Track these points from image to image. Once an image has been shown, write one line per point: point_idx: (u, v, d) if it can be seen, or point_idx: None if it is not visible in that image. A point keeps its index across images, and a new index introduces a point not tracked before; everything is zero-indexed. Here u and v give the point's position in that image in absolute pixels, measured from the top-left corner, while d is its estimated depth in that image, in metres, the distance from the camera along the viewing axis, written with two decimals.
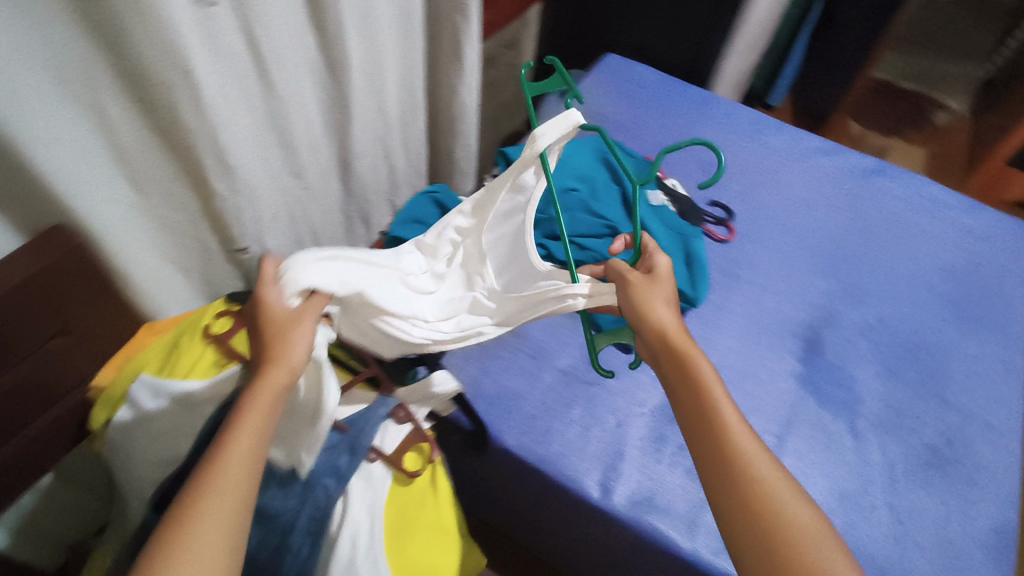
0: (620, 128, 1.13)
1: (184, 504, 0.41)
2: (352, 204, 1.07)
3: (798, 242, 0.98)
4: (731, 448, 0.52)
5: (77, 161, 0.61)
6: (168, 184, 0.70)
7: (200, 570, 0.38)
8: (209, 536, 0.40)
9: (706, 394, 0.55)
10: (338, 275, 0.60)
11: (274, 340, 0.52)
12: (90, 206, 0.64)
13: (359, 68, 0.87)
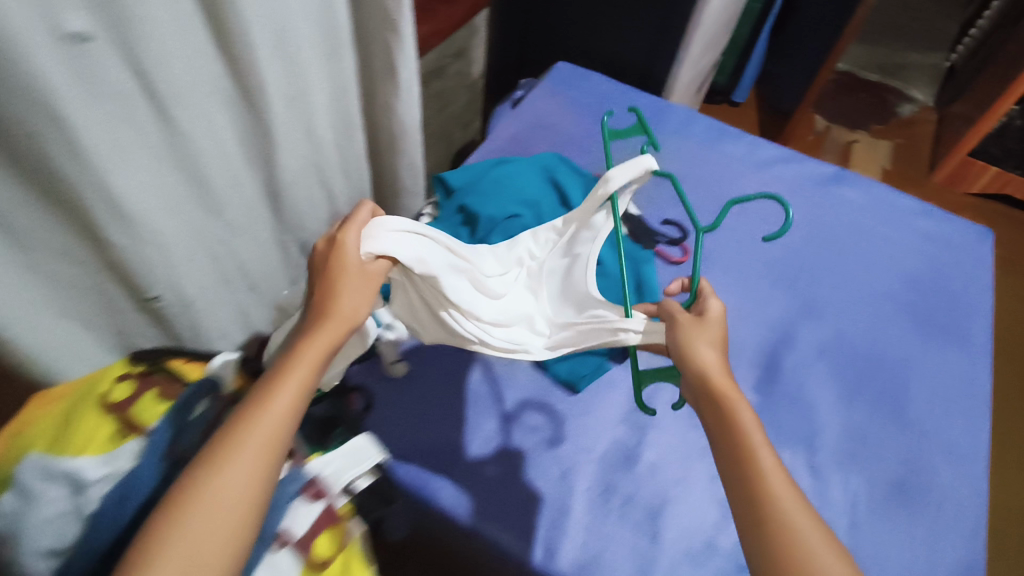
0: (569, 141, 1.06)
1: (226, 438, 0.47)
2: (287, 234, 0.98)
3: (756, 258, 0.92)
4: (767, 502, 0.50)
5: None
6: (59, 240, 0.63)
7: (243, 471, 0.46)
8: (256, 446, 0.47)
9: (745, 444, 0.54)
10: (416, 252, 0.65)
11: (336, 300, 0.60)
12: None
13: (279, 93, 0.80)
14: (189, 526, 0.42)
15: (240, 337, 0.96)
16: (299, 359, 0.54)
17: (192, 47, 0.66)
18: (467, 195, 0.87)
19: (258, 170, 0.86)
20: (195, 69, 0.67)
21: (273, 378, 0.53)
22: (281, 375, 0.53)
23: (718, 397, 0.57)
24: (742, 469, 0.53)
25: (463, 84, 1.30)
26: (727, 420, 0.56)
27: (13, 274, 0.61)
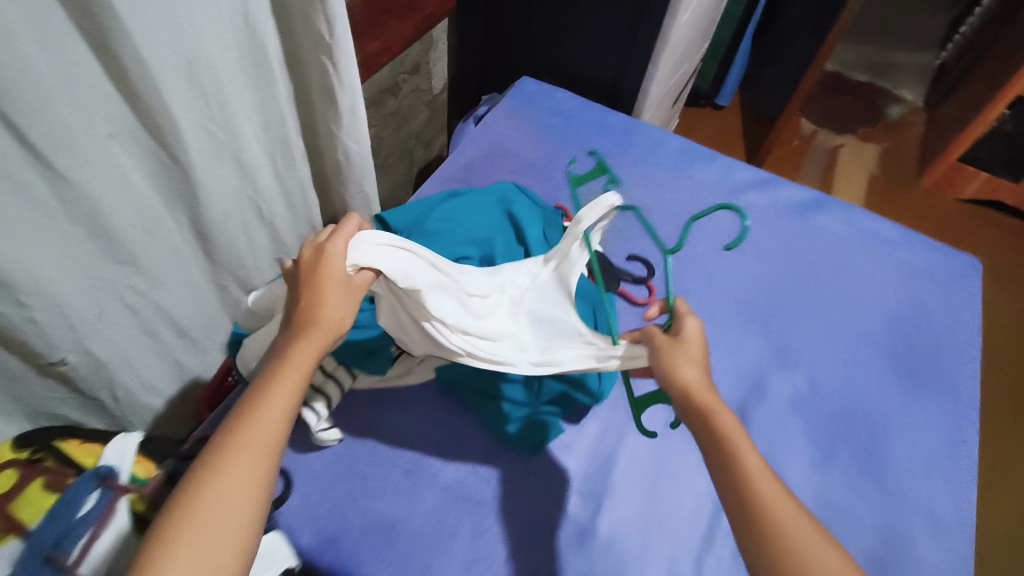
0: (529, 167, 0.99)
1: (220, 448, 0.46)
2: (222, 274, 0.90)
3: (726, 299, 0.85)
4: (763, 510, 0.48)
5: None
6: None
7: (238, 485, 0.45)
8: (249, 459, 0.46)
9: (733, 452, 0.50)
10: (403, 267, 0.62)
11: (320, 296, 0.56)
12: None
13: (193, 125, 0.72)
14: (193, 538, 0.42)
15: (173, 387, 0.88)
16: (289, 360, 0.53)
17: (75, 89, 0.58)
18: (409, 237, 0.80)
19: (179, 211, 0.78)
20: (82, 111, 0.60)
21: (264, 382, 0.51)
22: (271, 380, 0.51)
23: (700, 404, 0.54)
24: (734, 480, 0.49)
25: (422, 101, 1.22)
26: (711, 426, 0.52)
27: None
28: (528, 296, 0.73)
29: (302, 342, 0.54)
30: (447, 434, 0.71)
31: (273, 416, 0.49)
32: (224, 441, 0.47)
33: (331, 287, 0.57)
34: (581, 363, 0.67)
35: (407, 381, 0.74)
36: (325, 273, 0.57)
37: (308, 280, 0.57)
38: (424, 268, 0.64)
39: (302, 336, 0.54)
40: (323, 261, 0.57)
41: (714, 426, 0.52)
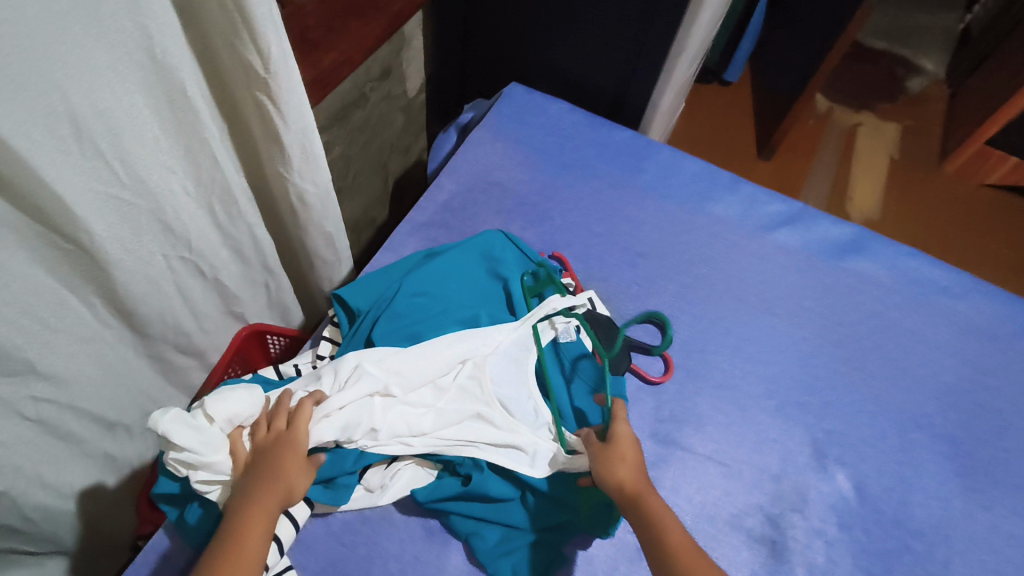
0: (521, 205, 0.84)
1: None
2: (155, 346, 0.75)
3: (753, 376, 0.73)
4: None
5: None
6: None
7: None
8: None
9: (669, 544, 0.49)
10: (347, 415, 0.57)
11: (284, 462, 0.52)
12: None
13: (89, 193, 0.55)
14: None
15: (108, 480, 0.75)
16: (248, 524, 0.48)
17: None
18: (375, 319, 0.66)
19: (90, 293, 0.63)
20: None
21: (218, 554, 0.46)
22: (230, 551, 0.46)
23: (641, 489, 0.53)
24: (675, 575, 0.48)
25: (396, 107, 1.05)
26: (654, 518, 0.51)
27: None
28: (491, 364, 0.65)
29: (262, 504, 0.49)
30: (428, 571, 0.59)
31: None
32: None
33: (297, 457, 0.53)
34: (539, 450, 0.62)
35: (375, 503, 0.60)
36: (292, 440, 0.53)
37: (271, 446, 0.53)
38: (366, 400, 0.59)
39: (262, 496, 0.49)
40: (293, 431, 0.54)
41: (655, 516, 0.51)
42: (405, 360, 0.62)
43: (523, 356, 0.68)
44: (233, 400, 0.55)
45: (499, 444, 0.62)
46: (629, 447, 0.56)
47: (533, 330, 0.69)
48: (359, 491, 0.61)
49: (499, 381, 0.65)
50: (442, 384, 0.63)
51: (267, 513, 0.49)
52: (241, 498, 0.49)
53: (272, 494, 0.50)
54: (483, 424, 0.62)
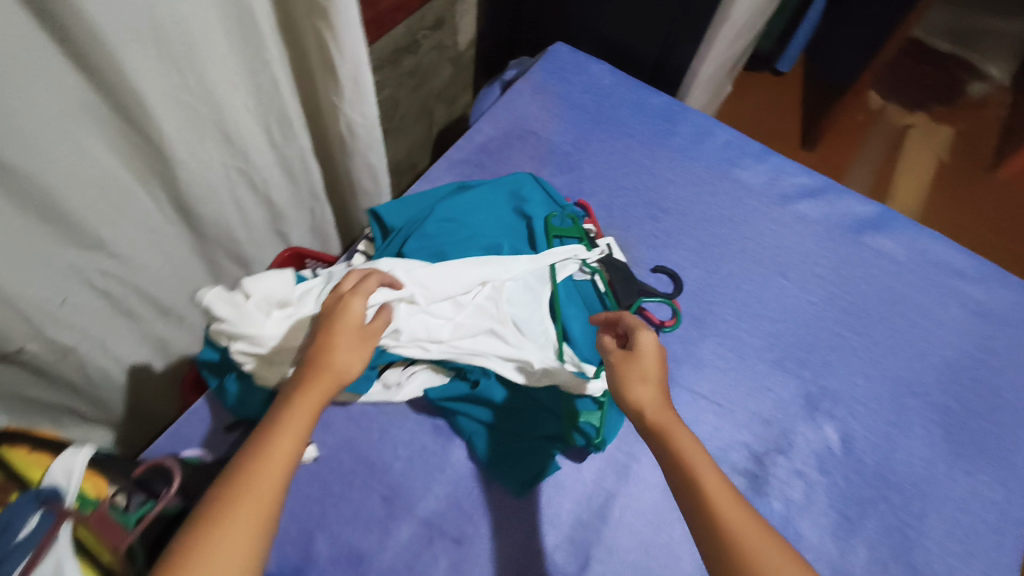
0: (553, 154, 0.88)
1: (228, 482, 0.43)
2: (210, 248, 0.83)
3: (757, 330, 0.77)
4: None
5: None
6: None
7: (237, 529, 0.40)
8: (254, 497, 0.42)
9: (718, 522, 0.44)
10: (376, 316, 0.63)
11: (337, 338, 0.53)
12: None
13: (166, 99, 0.63)
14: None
15: (157, 364, 0.84)
16: (294, 398, 0.49)
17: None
18: (406, 237, 0.71)
19: (156, 188, 0.71)
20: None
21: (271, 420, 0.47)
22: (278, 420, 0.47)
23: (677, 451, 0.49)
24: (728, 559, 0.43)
25: (445, 58, 1.10)
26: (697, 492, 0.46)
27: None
28: (507, 289, 0.71)
29: (311, 380, 0.50)
30: (433, 460, 0.65)
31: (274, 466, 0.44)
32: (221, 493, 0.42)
33: (349, 334, 0.54)
34: (545, 368, 0.66)
35: (389, 398, 0.66)
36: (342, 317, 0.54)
37: (326, 324, 0.54)
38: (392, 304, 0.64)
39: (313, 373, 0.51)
40: (345, 312, 0.54)
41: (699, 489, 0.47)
42: (431, 275, 0.67)
43: (537, 286, 0.73)
44: (266, 282, 0.61)
45: (508, 358, 0.67)
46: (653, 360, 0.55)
47: (551, 268, 0.74)
48: (376, 388, 0.67)
49: (513, 305, 0.71)
50: (461, 300, 0.69)
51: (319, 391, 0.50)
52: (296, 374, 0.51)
53: (321, 371, 0.51)
54: (496, 340, 0.68)
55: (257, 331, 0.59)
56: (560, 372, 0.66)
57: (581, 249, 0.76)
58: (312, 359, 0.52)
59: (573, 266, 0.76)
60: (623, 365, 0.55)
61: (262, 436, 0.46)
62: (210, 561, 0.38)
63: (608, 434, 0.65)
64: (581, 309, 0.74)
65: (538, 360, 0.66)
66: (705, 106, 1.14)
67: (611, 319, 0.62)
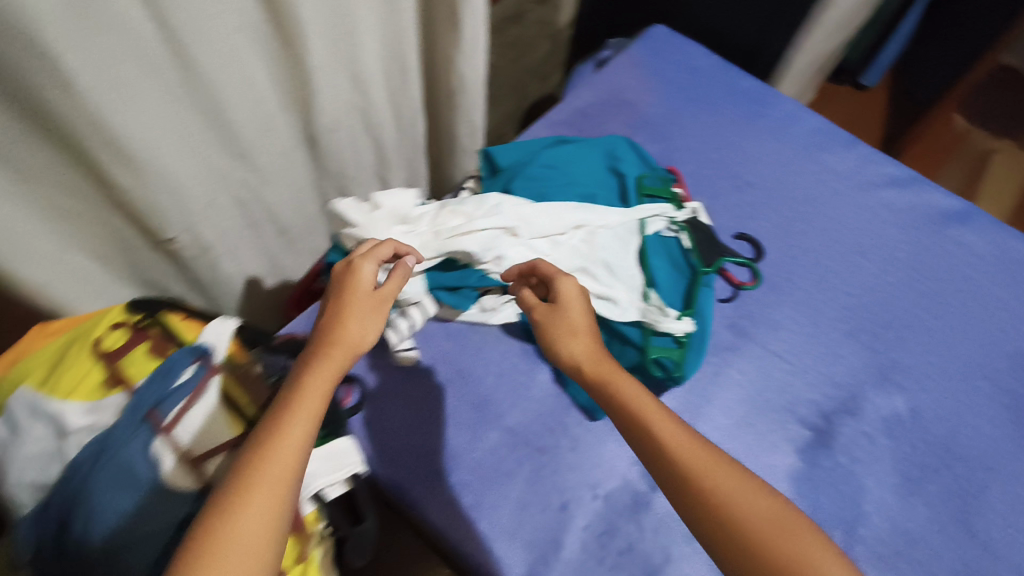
0: (647, 123, 0.93)
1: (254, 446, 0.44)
2: (325, 180, 0.92)
3: (834, 302, 0.80)
4: (757, 530, 0.45)
5: None
6: (50, 172, 0.58)
7: (264, 493, 0.41)
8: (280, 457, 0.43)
9: (695, 476, 0.48)
10: (483, 242, 0.69)
11: (351, 310, 0.56)
12: None
13: (320, 34, 0.71)
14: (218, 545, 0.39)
15: (267, 280, 0.93)
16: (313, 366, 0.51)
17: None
18: (511, 177, 0.78)
19: (294, 115, 0.79)
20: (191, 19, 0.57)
21: (290, 387, 0.49)
22: (298, 385, 0.49)
23: (637, 415, 0.52)
24: (667, 469, 0.49)
25: (544, 33, 1.17)
26: (666, 453, 0.49)
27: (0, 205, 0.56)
28: (600, 234, 0.76)
29: (329, 349, 0.53)
30: (521, 378, 0.71)
31: (297, 432, 0.46)
32: (246, 461, 0.43)
33: (359, 304, 0.56)
34: (629, 308, 0.72)
35: (484, 320, 0.73)
36: (354, 289, 0.57)
37: (338, 298, 0.57)
38: (497, 234, 0.71)
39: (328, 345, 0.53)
40: (353, 285, 0.58)
41: (665, 447, 0.50)
42: (532, 212, 0.73)
43: (628, 236, 0.78)
44: (393, 197, 0.70)
45: (596, 295, 0.72)
46: (577, 307, 0.62)
47: (642, 222, 0.79)
48: (473, 309, 0.73)
49: (605, 248, 0.76)
50: (558, 240, 0.75)
51: (337, 360, 0.52)
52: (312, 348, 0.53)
53: (338, 341, 0.53)
54: (587, 279, 0.73)
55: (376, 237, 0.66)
56: (645, 313, 0.71)
57: (671, 207, 0.81)
58: (326, 334, 0.54)
59: (663, 223, 0.81)
60: (552, 323, 0.62)
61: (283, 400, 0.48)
62: (236, 523, 0.40)
63: (684, 371, 0.70)
64: (666, 262, 0.78)
65: (623, 299, 0.72)
66: (795, 94, 1.16)
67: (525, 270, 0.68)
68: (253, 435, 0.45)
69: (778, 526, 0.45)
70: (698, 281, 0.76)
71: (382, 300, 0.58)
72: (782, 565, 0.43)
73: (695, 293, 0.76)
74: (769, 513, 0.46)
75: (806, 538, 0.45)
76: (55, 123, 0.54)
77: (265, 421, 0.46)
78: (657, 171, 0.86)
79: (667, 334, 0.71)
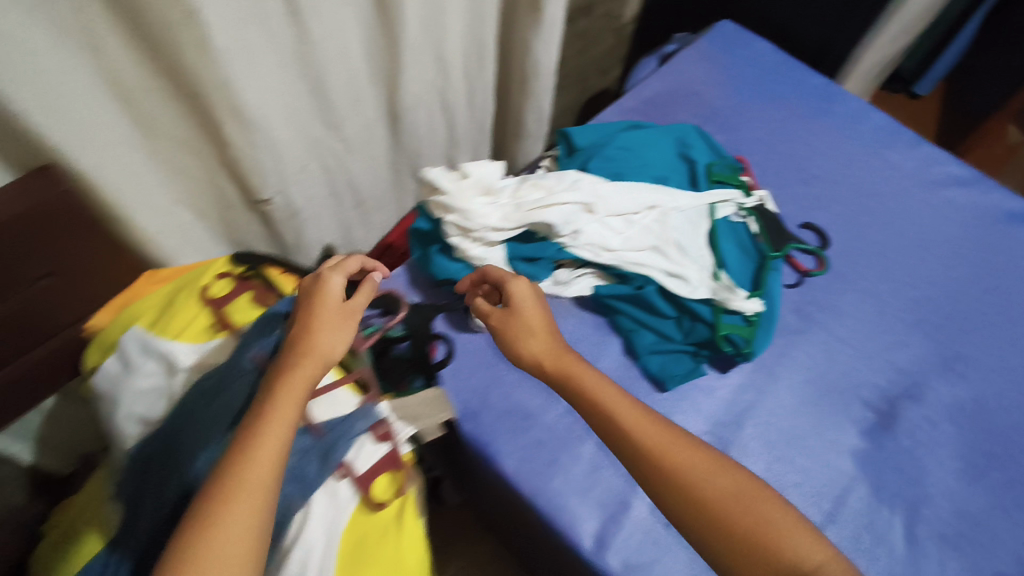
0: (714, 114, 0.95)
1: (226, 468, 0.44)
2: (400, 157, 0.95)
3: (900, 293, 0.81)
4: (716, 500, 0.50)
5: (89, 114, 0.54)
6: (170, 125, 0.61)
7: (238, 514, 0.42)
8: (252, 478, 0.43)
9: (646, 444, 0.53)
10: (563, 216, 0.72)
11: (318, 323, 0.55)
12: (98, 157, 0.56)
13: (416, 12, 0.74)
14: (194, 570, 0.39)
15: (340, 250, 0.97)
16: (283, 380, 0.51)
17: None
18: (588, 157, 0.81)
19: (381, 91, 0.83)
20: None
21: (260, 406, 0.49)
22: (268, 403, 0.49)
23: (603, 407, 0.56)
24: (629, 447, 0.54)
25: (609, 27, 1.20)
26: (632, 441, 0.53)
27: (118, 155, 0.59)
28: (673, 215, 0.78)
29: (299, 363, 0.52)
30: (592, 348, 0.75)
31: (270, 448, 0.46)
32: (218, 484, 0.43)
33: (328, 316, 0.56)
34: (700, 286, 0.74)
35: (558, 292, 0.76)
36: (320, 301, 0.57)
37: (305, 313, 0.56)
38: (576, 209, 0.73)
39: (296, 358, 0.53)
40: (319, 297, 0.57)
41: (634, 434, 0.54)
42: (610, 191, 0.76)
43: (699, 218, 0.80)
44: (483, 167, 0.72)
45: (668, 273, 0.74)
46: (532, 307, 0.64)
47: (712, 207, 0.81)
48: (548, 282, 0.77)
49: (677, 229, 0.78)
50: (632, 218, 0.77)
51: (307, 374, 0.52)
52: (280, 363, 0.53)
53: (308, 354, 0.53)
54: (659, 257, 0.76)
55: (465, 206, 0.69)
56: (717, 292, 0.73)
57: (740, 194, 0.83)
58: (292, 350, 0.54)
59: (733, 208, 0.83)
60: (510, 325, 0.63)
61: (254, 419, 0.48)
62: (211, 547, 0.40)
63: (753, 349, 0.73)
64: (735, 245, 0.80)
65: (695, 277, 0.74)
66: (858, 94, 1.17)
67: (476, 279, 0.69)
68: (223, 457, 0.45)
69: (736, 497, 0.50)
70: (767, 265, 0.78)
71: (351, 312, 0.58)
72: (739, 531, 0.49)
73: (764, 276, 0.78)
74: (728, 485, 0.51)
75: (761, 506, 0.50)
76: (183, 77, 0.57)
77: (236, 442, 0.46)
78: (726, 159, 0.88)
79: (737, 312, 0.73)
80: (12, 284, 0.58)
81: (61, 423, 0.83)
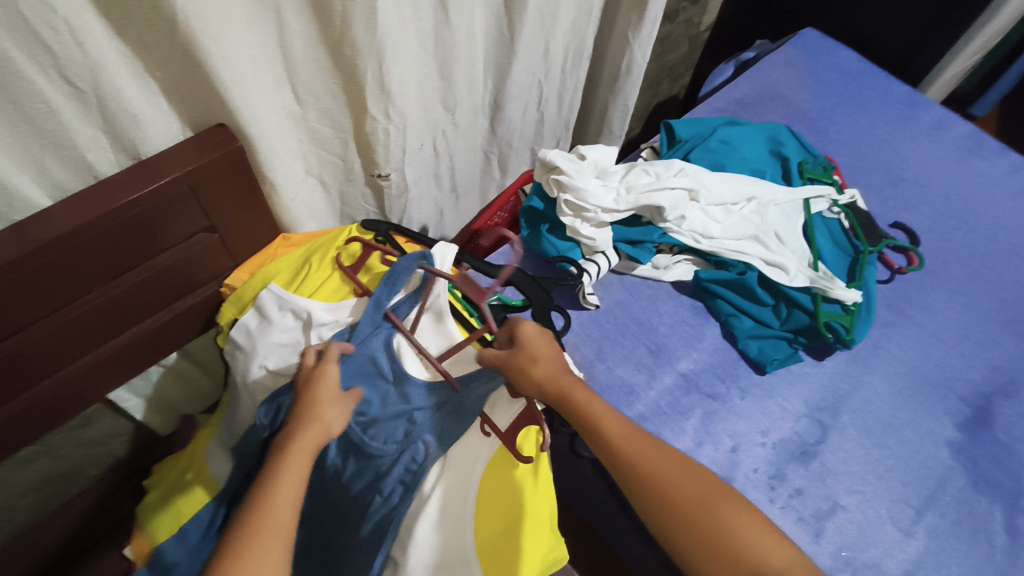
0: (801, 116, 0.98)
1: (239, 538, 0.42)
2: (493, 146, 0.99)
3: (991, 293, 0.83)
4: (692, 508, 0.48)
5: (258, 76, 0.57)
6: (322, 95, 0.65)
7: None
8: (270, 549, 0.42)
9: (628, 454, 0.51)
10: (672, 200, 0.74)
11: (321, 396, 0.55)
12: (259, 121, 0.60)
13: (537, 4, 0.78)
14: None
15: (431, 233, 1.01)
16: (287, 454, 0.49)
17: None
18: (690, 149, 0.85)
19: (490, 79, 0.87)
20: None
21: (266, 478, 0.47)
22: (275, 474, 0.48)
23: (591, 417, 0.53)
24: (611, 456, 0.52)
25: (688, 34, 1.23)
26: (614, 452, 0.51)
27: (273, 121, 0.62)
28: (772, 207, 0.81)
29: (302, 433, 0.51)
30: (692, 330, 0.78)
31: (284, 518, 0.44)
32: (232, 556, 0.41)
33: (328, 390, 0.56)
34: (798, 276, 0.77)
35: (658, 276, 0.80)
36: (321, 378, 0.56)
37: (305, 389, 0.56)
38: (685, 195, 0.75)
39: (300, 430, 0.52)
40: (321, 374, 0.56)
41: (615, 445, 0.51)
42: (714, 180, 0.78)
43: (795, 212, 0.82)
44: (599, 151, 0.76)
45: (767, 261, 0.77)
46: (540, 343, 0.58)
47: (808, 201, 0.83)
48: (648, 266, 0.80)
49: (776, 221, 0.80)
50: (733, 208, 0.79)
51: (311, 446, 0.51)
52: (281, 438, 0.52)
53: (311, 426, 0.52)
54: (759, 245, 0.78)
55: (581, 182, 0.72)
56: (817, 282, 0.75)
57: (835, 190, 0.85)
58: (293, 426, 0.53)
59: (827, 203, 0.85)
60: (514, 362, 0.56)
61: (262, 488, 0.46)
62: None
63: (852, 336, 0.75)
64: (829, 240, 0.82)
65: (795, 266, 0.76)
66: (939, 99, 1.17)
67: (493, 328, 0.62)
68: (228, 535, 0.43)
69: (713, 506, 0.48)
70: (864, 257, 0.80)
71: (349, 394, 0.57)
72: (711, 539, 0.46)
73: (859, 268, 0.80)
74: (697, 489, 0.49)
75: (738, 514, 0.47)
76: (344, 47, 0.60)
77: (243, 514, 0.44)
78: (817, 157, 0.90)
79: (836, 301, 0.76)
80: (168, 239, 0.62)
81: (174, 388, 0.85)
